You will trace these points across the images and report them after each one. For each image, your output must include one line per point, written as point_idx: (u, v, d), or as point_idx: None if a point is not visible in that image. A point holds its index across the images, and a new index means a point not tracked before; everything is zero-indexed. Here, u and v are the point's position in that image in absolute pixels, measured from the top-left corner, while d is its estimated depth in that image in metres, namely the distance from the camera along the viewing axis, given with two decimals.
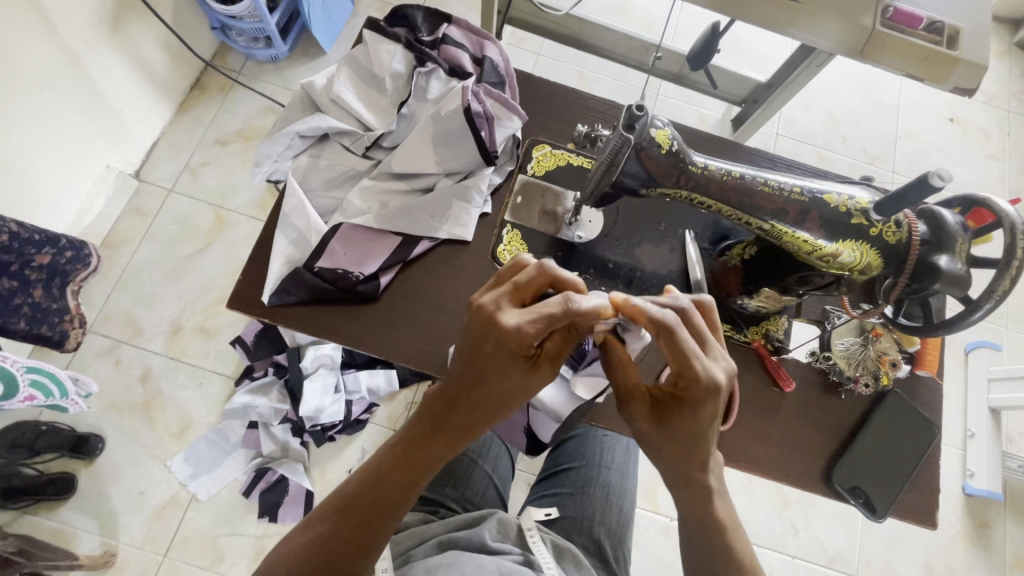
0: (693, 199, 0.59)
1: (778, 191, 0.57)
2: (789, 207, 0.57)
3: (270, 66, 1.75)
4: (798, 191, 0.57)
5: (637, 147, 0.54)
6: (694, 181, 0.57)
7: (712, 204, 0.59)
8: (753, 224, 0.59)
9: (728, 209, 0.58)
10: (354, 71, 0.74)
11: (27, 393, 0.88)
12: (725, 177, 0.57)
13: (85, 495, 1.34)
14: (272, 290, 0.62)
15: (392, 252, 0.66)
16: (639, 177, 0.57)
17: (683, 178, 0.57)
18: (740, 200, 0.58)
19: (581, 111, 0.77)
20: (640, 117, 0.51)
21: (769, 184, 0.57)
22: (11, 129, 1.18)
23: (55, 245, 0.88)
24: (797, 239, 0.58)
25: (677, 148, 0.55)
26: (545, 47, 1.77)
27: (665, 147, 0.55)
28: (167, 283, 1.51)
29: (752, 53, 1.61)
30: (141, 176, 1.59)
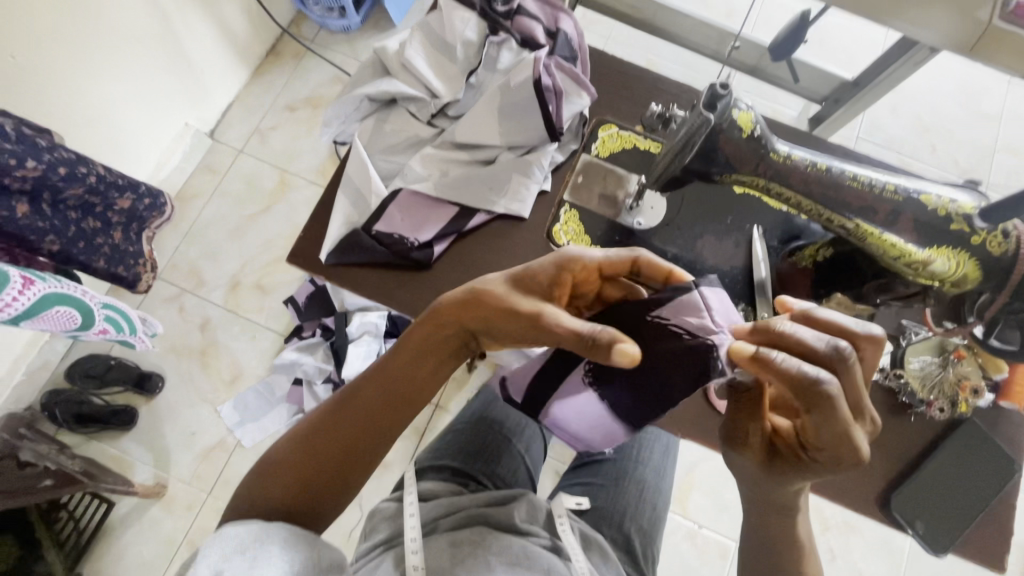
0: (769, 190, 0.56)
1: (869, 188, 0.53)
2: (879, 206, 0.53)
3: (342, 36, 1.78)
4: (891, 189, 0.53)
5: (716, 129, 0.51)
6: (775, 171, 0.54)
7: (791, 197, 0.56)
8: (835, 222, 0.56)
9: (810, 203, 0.55)
10: (426, 37, 0.74)
11: (102, 327, 0.95)
12: (810, 169, 0.54)
13: (144, 429, 1.44)
14: (331, 249, 0.64)
15: (449, 223, 0.66)
16: (714, 161, 0.54)
17: (763, 166, 0.53)
18: (824, 195, 0.54)
19: (653, 92, 0.73)
20: (724, 95, 0.49)
21: (859, 179, 0.53)
22: (104, 81, 1.26)
23: (135, 191, 0.94)
24: (885, 242, 0.54)
25: (760, 132, 0.52)
26: (615, 31, 1.71)
27: (746, 130, 0.52)
28: (231, 239, 1.58)
29: (840, 48, 1.50)
30: (215, 135, 1.66)
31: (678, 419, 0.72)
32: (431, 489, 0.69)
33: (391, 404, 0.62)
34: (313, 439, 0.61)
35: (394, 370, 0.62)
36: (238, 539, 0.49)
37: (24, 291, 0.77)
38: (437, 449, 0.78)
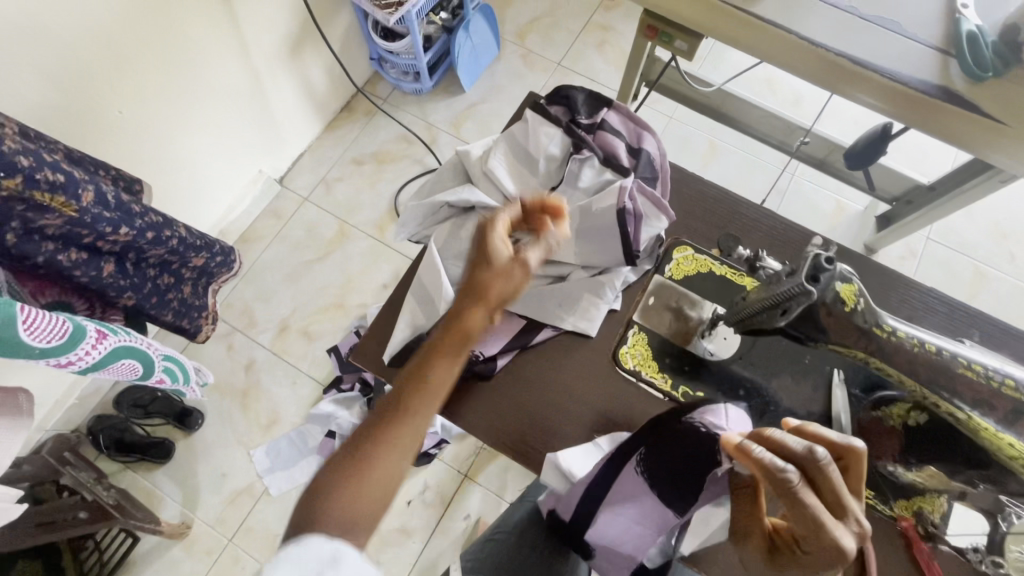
0: (870, 362, 0.56)
1: (985, 379, 0.51)
2: (996, 400, 0.51)
3: (413, 97, 1.86)
4: (1013, 384, 0.51)
5: (817, 304, 0.52)
6: (878, 346, 0.54)
7: (893, 372, 0.55)
8: (944, 408, 0.54)
9: (915, 385, 0.54)
10: (510, 147, 0.77)
11: (159, 377, 0.97)
12: (917, 349, 0.53)
13: (178, 464, 1.46)
14: (394, 352, 0.70)
15: (512, 337, 0.70)
16: (812, 330, 0.55)
17: (865, 340, 0.54)
18: (932, 378, 0.53)
19: (737, 219, 0.75)
20: (826, 269, 0.51)
21: (973, 367, 0.52)
22: (195, 133, 1.34)
23: (210, 250, 0.97)
24: (1000, 439, 0.51)
25: (863, 305, 0.52)
26: (678, 112, 1.72)
27: (848, 304, 0.52)
28: (285, 283, 1.63)
29: (912, 150, 1.47)
30: (285, 182, 1.74)
31: None
32: None
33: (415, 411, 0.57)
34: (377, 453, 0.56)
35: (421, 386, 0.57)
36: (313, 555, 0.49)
37: (96, 345, 0.80)
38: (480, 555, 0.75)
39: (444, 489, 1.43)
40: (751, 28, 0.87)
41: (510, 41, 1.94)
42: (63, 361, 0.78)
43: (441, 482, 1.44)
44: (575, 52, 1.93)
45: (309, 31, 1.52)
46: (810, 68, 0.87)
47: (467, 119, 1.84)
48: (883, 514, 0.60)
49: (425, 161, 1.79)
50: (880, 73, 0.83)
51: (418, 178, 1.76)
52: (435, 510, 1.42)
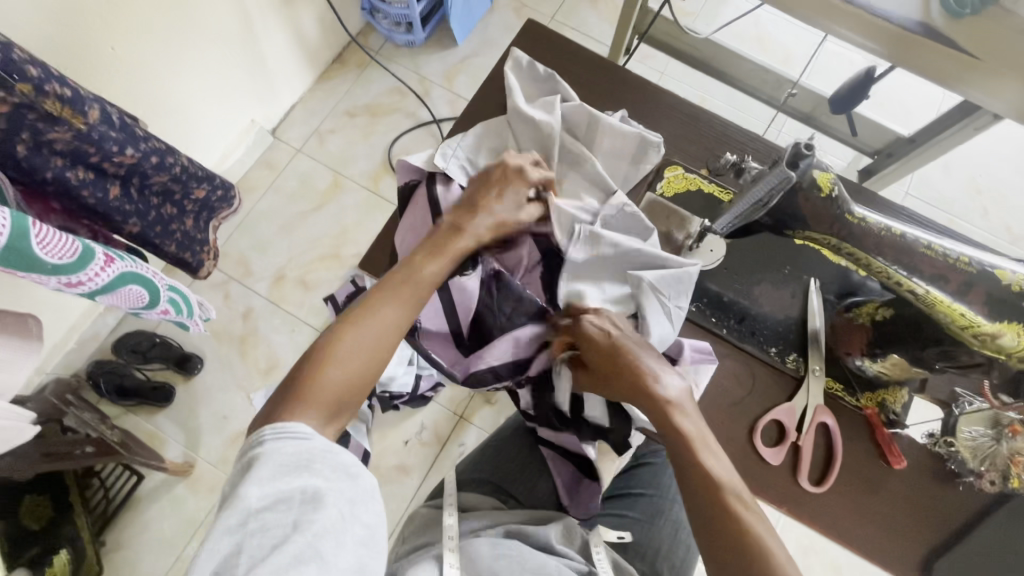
0: (841, 248, 0.61)
1: (942, 256, 0.57)
2: (951, 275, 0.56)
3: (405, 50, 1.85)
4: (965, 260, 0.56)
5: (797, 187, 0.58)
6: (849, 230, 0.59)
7: (861, 257, 0.60)
8: (904, 287, 0.58)
9: (884, 266, 0.59)
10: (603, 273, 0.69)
11: (163, 308, 0.99)
12: (884, 232, 0.58)
13: (179, 407, 1.50)
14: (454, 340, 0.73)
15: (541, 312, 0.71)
16: (793, 215, 0.61)
17: (838, 225, 0.59)
18: (897, 258, 0.58)
19: (726, 142, 0.79)
20: (806, 156, 0.55)
21: (933, 247, 0.57)
22: (187, 76, 1.33)
23: (211, 183, 0.99)
24: (954, 311, 0.56)
25: (836, 194, 0.58)
26: (669, 66, 1.74)
27: (825, 191, 0.58)
28: (281, 234, 1.65)
29: (895, 103, 1.50)
30: (276, 134, 1.74)
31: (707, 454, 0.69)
32: (471, 502, 0.73)
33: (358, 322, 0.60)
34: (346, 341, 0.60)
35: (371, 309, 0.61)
36: (285, 456, 0.51)
37: (105, 268, 0.82)
38: (477, 462, 0.81)
39: (440, 430, 1.49)
40: None
41: None
42: (73, 281, 0.79)
43: (437, 423, 1.50)
44: (568, 6, 1.92)
45: None
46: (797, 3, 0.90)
47: (459, 72, 1.84)
48: (849, 404, 0.65)
49: (418, 114, 1.79)
50: (865, 9, 0.86)
51: (412, 131, 1.77)
52: (431, 449, 1.48)
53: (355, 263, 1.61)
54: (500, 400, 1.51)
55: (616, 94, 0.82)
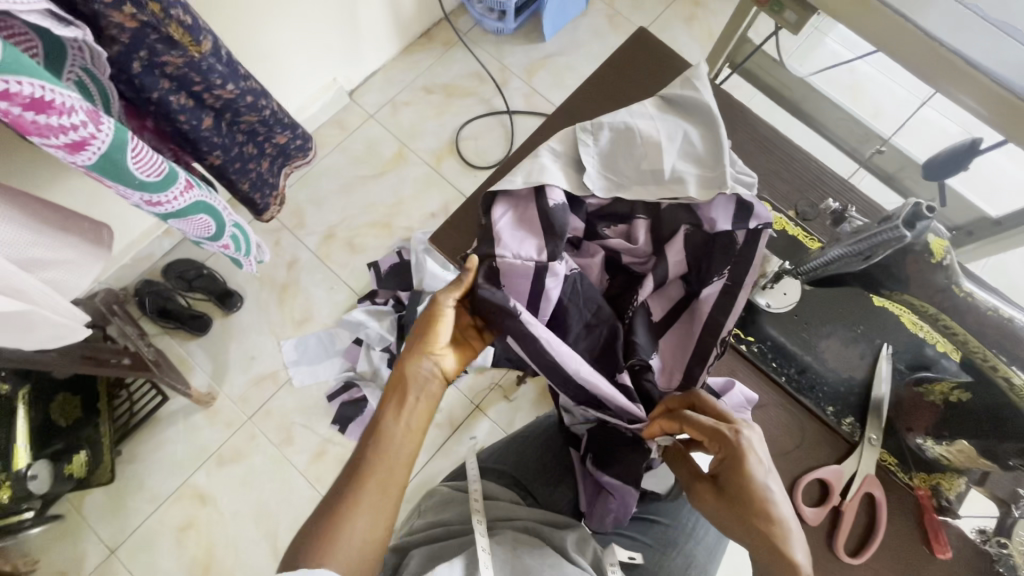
0: (937, 319, 0.59)
1: None
2: None
3: (493, 37, 1.86)
4: None
5: (907, 247, 0.56)
6: (953, 303, 0.57)
7: (959, 332, 0.58)
8: (1000, 372, 0.56)
9: (976, 342, 0.57)
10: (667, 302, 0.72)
11: (225, 242, 1.02)
12: (991, 313, 0.56)
13: (211, 340, 1.54)
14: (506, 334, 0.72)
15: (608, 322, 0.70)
16: (894, 276, 0.59)
17: (941, 296, 0.57)
18: (999, 342, 0.56)
19: (815, 184, 0.77)
20: (925, 218, 0.54)
21: None
22: (285, 26, 1.36)
23: (294, 131, 1.01)
24: None
25: (947, 261, 0.56)
26: (754, 101, 1.70)
27: (936, 256, 0.56)
28: (338, 194, 1.68)
29: (989, 183, 1.43)
30: (353, 96, 1.77)
31: None
32: (493, 490, 0.73)
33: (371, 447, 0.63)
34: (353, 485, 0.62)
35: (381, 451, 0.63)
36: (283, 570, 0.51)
37: (184, 194, 0.85)
38: (503, 452, 0.81)
39: (454, 415, 1.50)
40: (870, 10, 0.86)
41: None
42: (154, 200, 0.82)
43: (452, 408, 1.50)
44: (662, 22, 1.89)
45: None
46: (919, 59, 0.86)
47: (541, 68, 1.84)
48: (899, 479, 0.66)
49: (493, 103, 1.79)
50: (992, 76, 0.82)
51: (483, 117, 1.78)
52: (442, 432, 1.48)
53: (404, 235, 1.63)
54: (518, 398, 1.51)
55: None
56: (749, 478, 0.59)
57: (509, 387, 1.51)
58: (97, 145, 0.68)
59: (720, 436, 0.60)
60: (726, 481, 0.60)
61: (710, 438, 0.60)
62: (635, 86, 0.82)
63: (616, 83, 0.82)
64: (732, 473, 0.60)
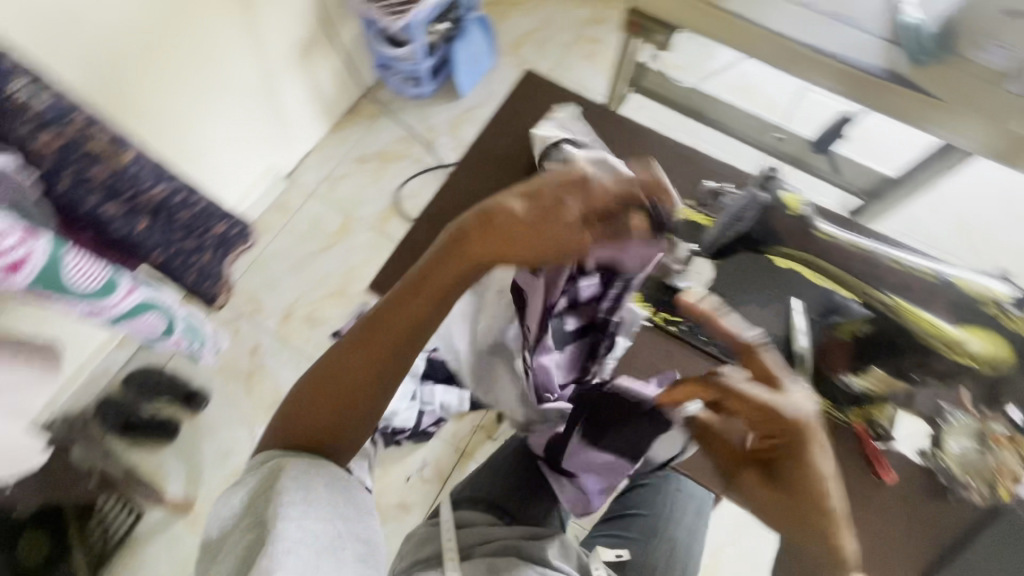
0: (811, 263, 0.64)
1: (906, 268, 0.58)
2: (915, 285, 0.58)
3: (414, 102, 1.97)
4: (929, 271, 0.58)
5: (767, 206, 0.64)
6: (815, 245, 0.63)
7: (830, 271, 0.62)
8: (873, 298, 0.60)
9: (847, 278, 0.61)
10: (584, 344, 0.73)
11: (178, 338, 1.04)
12: (848, 247, 0.61)
13: (182, 443, 1.50)
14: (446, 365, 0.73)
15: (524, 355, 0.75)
16: (765, 232, 0.65)
17: (804, 241, 0.63)
18: (863, 273, 0.60)
19: (706, 172, 0.85)
20: (768, 180, 0.66)
21: (897, 260, 0.59)
22: (211, 126, 1.43)
23: (230, 219, 1.05)
24: (920, 320, 0.57)
25: (802, 212, 0.63)
26: (662, 115, 1.84)
27: (792, 209, 0.63)
28: (290, 273, 1.71)
29: (881, 147, 1.59)
30: (290, 179, 1.84)
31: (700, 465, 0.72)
32: (468, 517, 0.73)
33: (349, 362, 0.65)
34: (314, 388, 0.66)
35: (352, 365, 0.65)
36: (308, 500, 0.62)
37: (127, 297, 0.87)
38: (478, 481, 0.83)
39: (442, 466, 1.49)
40: (723, 21, 0.99)
41: (505, 52, 2.07)
42: (96, 307, 0.84)
43: (438, 460, 1.49)
44: (566, 62, 2.06)
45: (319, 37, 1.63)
46: (774, 53, 0.99)
47: (464, 122, 1.96)
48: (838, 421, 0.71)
49: (425, 160, 1.89)
50: (836, 58, 0.95)
51: (419, 176, 1.87)
52: (433, 486, 1.47)
53: (361, 300, 1.66)
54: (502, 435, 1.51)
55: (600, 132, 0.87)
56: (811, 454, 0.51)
57: (491, 426, 1.52)
58: (32, 265, 0.71)
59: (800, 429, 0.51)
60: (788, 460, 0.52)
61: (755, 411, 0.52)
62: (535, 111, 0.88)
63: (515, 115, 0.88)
64: (795, 448, 0.51)
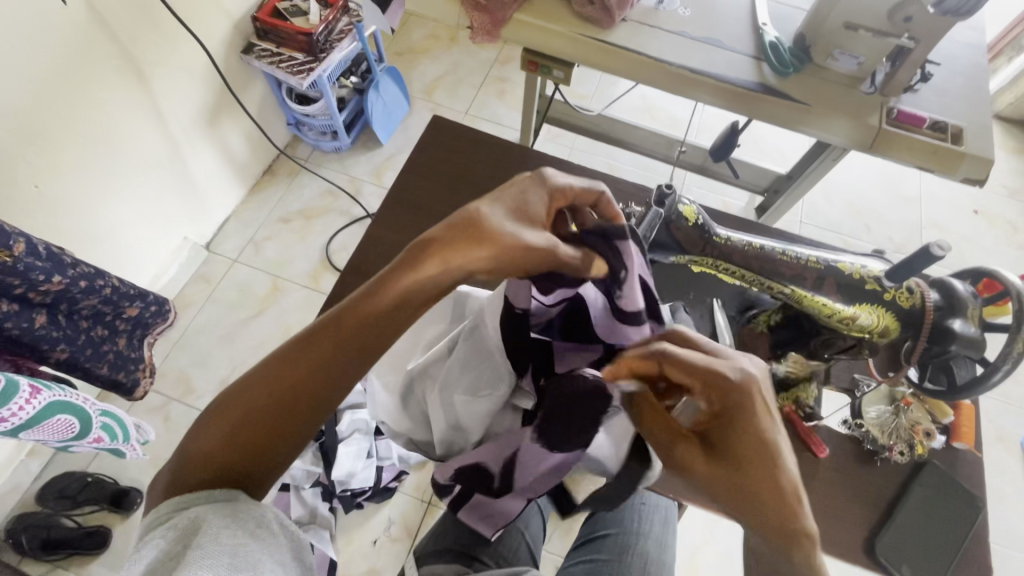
0: (719, 266, 0.68)
1: (796, 259, 0.65)
2: (807, 273, 0.64)
3: (333, 155, 1.97)
4: (814, 260, 0.65)
5: (667, 219, 0.65)
6: (719, 250, 0.67)
7: (737, 271, 0.67)
8: (775, 289, 0.66)
9: (751, 274, 0.67)
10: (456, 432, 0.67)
11: (96, 435, 0.95)
12: (748, 248, 0.66)
13: (115, 551, 1.36)
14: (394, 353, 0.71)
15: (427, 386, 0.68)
16: (671, 244, 0.67)
17: (709, 247, 0.66)
18: (763, 267, 0.66)
19: (615, 193, 0.89)
20: (668, 194, 0.65)
21: (787, 253, 0.65)
22: (117, 204, 1.36)
23: (144, 299, 0.99)
24: (817, 302, 0.64)
25: (701, 222, 0.66)
26: (577, 142, 1.94)
27: (691, 220, 0.66)
28: (221, 346, 1.62)
29: (772, 149, 1.75)
30: (211, 248, 1.76)
31: None
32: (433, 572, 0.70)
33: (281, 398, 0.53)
34: (254, 405, 0.52)
35: (277, 382, 0.53)
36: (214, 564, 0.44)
37: (30, 400, 0.79)
38: (438, 534, 0.81)
39: (409, 522, 1.42)
40: (612, 53, 1.06)
41: (419, 98, 2.12)
42: None
43: (405, 516, 1.43)
44: (479, 102, 2.13)
45: (226, 102, 1.60)
46: (661, 78, 1.07)
47: (387, 169, 1.96)
48: None
49: (352, 211, 1.87)
50: (713, 77, 1.04)
51: (347, 227, 1.84)
52: (402, 545, 1.40)
53: None
54: None
55: (511, 167, 0.90)
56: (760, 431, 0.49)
57: None
58: None
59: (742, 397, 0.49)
60: (741, 428, 0.49)
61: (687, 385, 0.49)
62: (446, 155, 0.90)
63: (424, 161, 0.89)
64: (738, 424, 0.49)
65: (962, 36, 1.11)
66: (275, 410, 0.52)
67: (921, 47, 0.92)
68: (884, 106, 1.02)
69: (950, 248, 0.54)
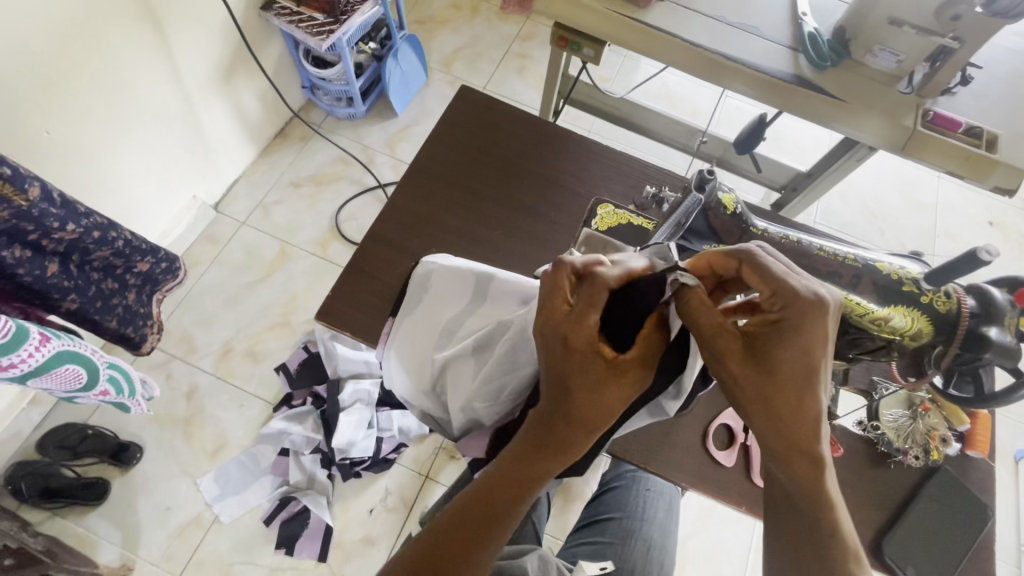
0: None
1: (833, 256, 0.65)
2: (843, 271, 0.64)
3: (347, 122, 1.93)
4: (851, 258, 0.64)
5: (705, 207, 0.64)
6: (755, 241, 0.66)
7: None
8: None
9: None
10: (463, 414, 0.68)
11: (102, 388, 0.94)
12: (784, 240, 0.66)
13: (114, 504, 1.37)
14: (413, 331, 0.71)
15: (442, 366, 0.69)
16: (705, 233, 0.66)
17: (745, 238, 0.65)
18: (798, 261, 0.65)
19: (645, 176, 0.87)
20: (709, 180, 0.62)
21: (824, 249, 0.65)
22: (128, 158, 1.34)
23: (155, 255, 0.98)
24: (850, 301, 0.62)
25: (739, 211, 0.65)
26: (595, 126, 1.91)
27: (730, 209, 0.64)
28: (226, 307, 1.61)
29: (793, 145, 1.72)
30: (219, 208, 1.74)
31: (666, 462, 0.72)
32: None
33: (456, 536, 0.57)
34: (428, 550, 0.57)
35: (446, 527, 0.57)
36: None
37: (40, 348, 0.78)
38: None
39: (405, 493, 1.41)
40: (646, 34, 1.03)
41: (437, 69, 2.07)
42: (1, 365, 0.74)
43: (402, 486, 1.42)
44: (498, 77, 2.09)
45: (241, 59, 1.56)
46: (694, 63, 1.04)
47: (401, 140, 1.93)
48: None
49: (364, 181, 1.85)
50: (748, 65, 1.01)
51: (358, 197, 1.82)
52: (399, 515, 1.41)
53: (306, 329, 1.59)
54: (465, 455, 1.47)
55: (540, 143, 0.88)
56: (818, 349, 0.51)
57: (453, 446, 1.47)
58: None
59: (811, 316, 0.49)
60: (805, 342, 0.50)
61: (769, 289, 0.52)
62: (476, 127, 0.88)
63: (451, 134, 0.87)
64: (802, 332, 0.50)
65: (1004, 41, 1.08)
66: (450, 552, 0.56)
67: (965, 49, 0.89)
68: (920, 107, 1.00)
69: (998, 255, 0.52)
